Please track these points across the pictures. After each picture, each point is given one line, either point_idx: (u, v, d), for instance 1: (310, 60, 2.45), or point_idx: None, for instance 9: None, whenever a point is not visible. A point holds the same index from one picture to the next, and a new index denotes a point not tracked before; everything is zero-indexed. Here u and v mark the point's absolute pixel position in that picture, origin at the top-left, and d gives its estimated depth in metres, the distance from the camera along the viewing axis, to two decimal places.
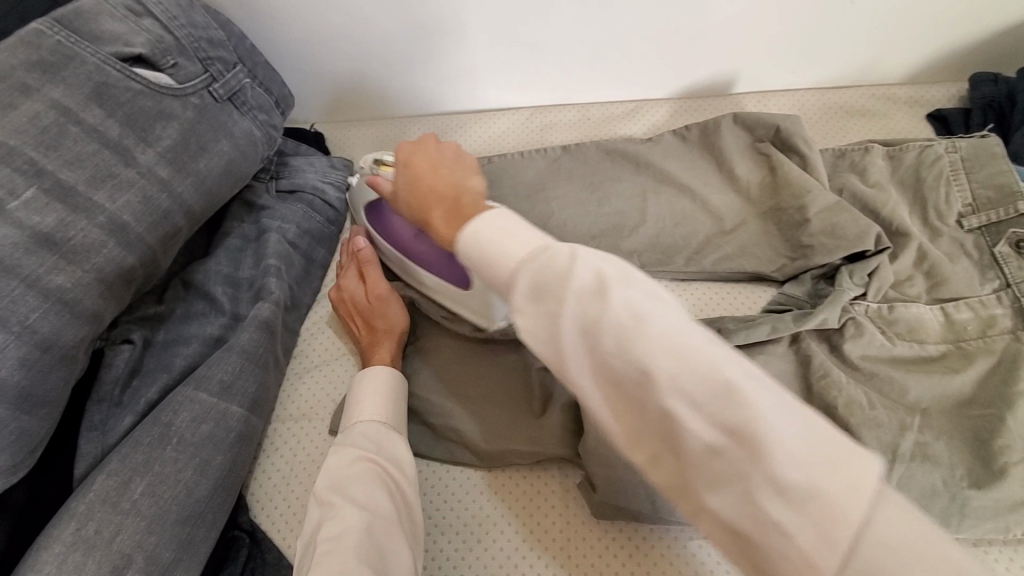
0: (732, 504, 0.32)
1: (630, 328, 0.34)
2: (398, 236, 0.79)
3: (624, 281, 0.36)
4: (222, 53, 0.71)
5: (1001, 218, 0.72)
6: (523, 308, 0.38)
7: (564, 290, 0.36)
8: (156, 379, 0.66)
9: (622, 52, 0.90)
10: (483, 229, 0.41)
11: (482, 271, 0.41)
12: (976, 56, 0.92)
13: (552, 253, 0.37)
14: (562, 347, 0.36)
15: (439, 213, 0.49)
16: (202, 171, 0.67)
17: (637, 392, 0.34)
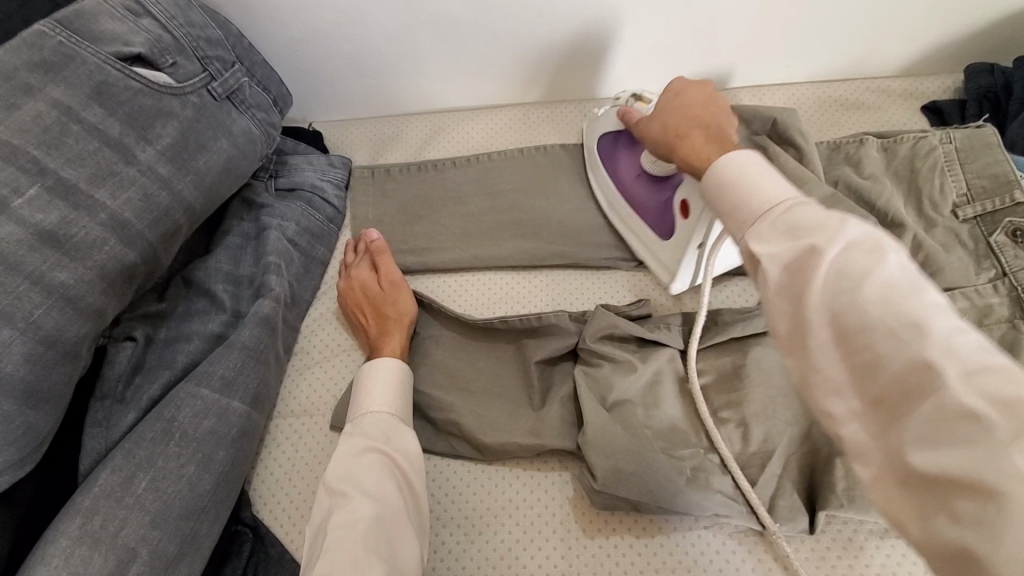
0: (961, 463, 0.31)
1: (895, 283, 0.37)
2: (621, 176, 0.81)
3: (900, 255, 0.38)
4: (219, 52, 0.72)
5: (996, 207, 0.73)
6: (774, 237, 0.43)
7: (831, 233, 0.40)
8: (159, 375, 0.66)
9: (618, 48, 0.90)
10: (746, 164, 0.49)
11: (737, 207, 0.48)
12: (970, 47, 0.92)
13: (816, 208, 0.42)
14: (803, 279, 0.40)
15: (698, 135, 0.61)
16: (202, 169, 0.68)
17: (876, 338, 0.36)
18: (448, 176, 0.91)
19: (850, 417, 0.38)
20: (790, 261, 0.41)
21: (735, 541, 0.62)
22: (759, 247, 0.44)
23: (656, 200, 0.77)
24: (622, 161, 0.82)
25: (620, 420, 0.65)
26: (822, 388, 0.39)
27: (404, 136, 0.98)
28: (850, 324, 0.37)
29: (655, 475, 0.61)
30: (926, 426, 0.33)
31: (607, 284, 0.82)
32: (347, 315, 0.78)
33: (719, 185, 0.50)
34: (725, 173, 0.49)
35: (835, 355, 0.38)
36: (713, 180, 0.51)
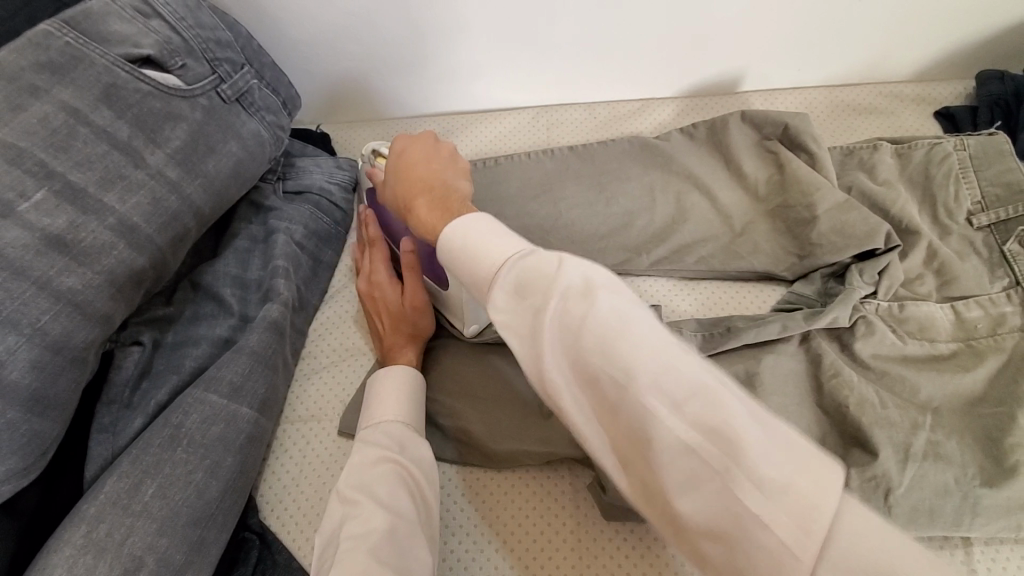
0: (705, 503, 0.32)
1: (615, 326, 0.35)
2: (390, 227, 0.77)
3: (610, 288, 0.37)
4: (229, 54, 0.71)
5: (1009, 216, 0.72)
6: (506, 302, 0.39)
7: (552, 286, 0.37)
8: (165, 381, 0.66)
9: (628, 51, 0.90)
10: (469, 233, 0.44)
11: (468, 270, 0.43)
12: (983, 53, 0.91)
13: (539, 258, 0.39)
14: (541, 344, 0.37)
15: (422, 201, 0.53)
16: (210, 172, 0.67)
17: (612, 391, 0.35)
18: None
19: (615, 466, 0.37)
20: (525, 328, 0.38)
21: None
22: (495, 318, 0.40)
23: (421, 251, 0.73)
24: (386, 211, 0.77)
25: None
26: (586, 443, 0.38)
27: None
28: (588, 380, 0.36)
29: None
30: (672, 475, 0.33)
31: None
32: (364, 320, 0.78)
33: (449, 248, 0.44)
34: (454, 239, 0.44)
35: (588, 412, 0.37)
36: (445, 257, 0.45)
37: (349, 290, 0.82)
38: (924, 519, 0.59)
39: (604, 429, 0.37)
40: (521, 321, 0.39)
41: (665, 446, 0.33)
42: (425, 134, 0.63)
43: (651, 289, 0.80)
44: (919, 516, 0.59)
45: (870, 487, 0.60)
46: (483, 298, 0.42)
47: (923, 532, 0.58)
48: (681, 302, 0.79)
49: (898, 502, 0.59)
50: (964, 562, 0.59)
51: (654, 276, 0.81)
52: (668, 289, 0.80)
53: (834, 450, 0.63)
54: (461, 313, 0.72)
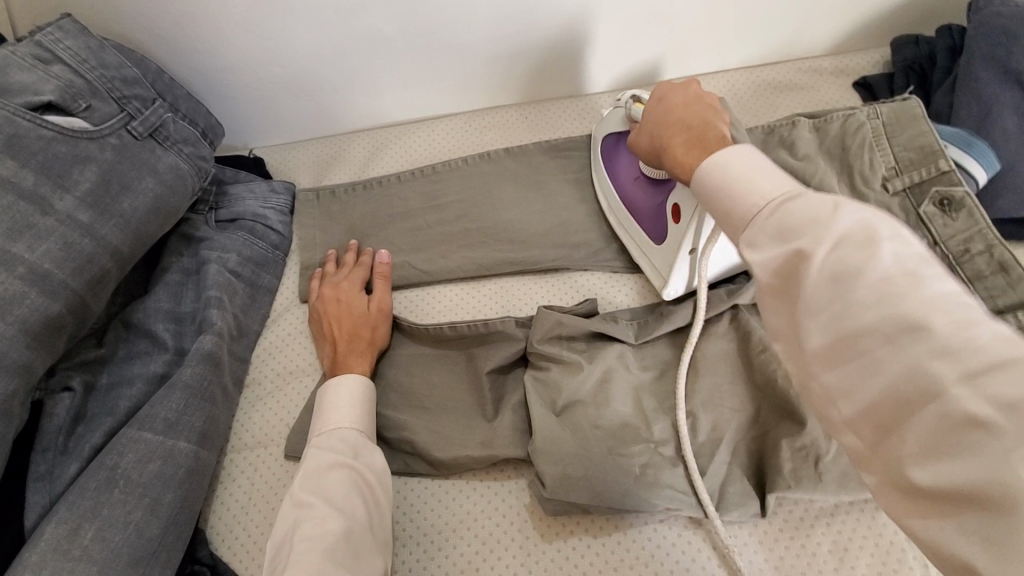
0: (968, 470, 0.31)
1: (902, 279, 0.35)
2: (621, 178, 0.81)
3: (899, 244, 0.37)
4: (137, 90, 0.72)
5: (924, 178, 0.73)
6: (769, 240, 0.41)
7: (823, 229, 0.38)
8: (101, 423, 0.66)
9: (548, 50, 0.91)
10: (732, 160, 0.46)
11: (727, 206, 0.45)
12: (894, 21, 0.93)
13: (812, 201, 0.40)
14: (799, 287, 0.39)
15: (681, 138, 0.55)
16: (127, 211, 0.67)
17: (871, 347, 0.35)
18: (392, 192, 0.90)
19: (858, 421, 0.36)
20: (778, 267, 0.40)
21: (690, 531, 0.63)
22: (751, 255, 0.42)
23: (651, 204, 0.76)
24: (623, 161, 0.81)
25: (570, 424, 0.65)
26: (819, 396, 0.39)
27: (346, 155, 0.97)
28: (841, 330, 0.36)
29: (603, 476, 0.61)
30: (930, 434, 0.33)
31: (557, 287, 0.82)
32: (316, 331, 0.77)
33: (706, 185, 0.47)
34: (715, 176, 0.46)
35: (831, 362, 0.37)
36: (698, 185, 0.48)
37: (291, 312, 0.82)
38: (854, 483, 0.60)
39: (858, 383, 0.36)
40: (777, 259, 0.40)
41: (946, 408, 0.32)
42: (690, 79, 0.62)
43: (588, 283, 0.82)
44: (850, 481, 0.60)
45: (801, 457, 0.61)
46: (740, 234, 0.44)
47: (855, 495, 0.60)
48: (617, 294, 0.81)
49: (828, 468, 0.60)
50: (900, 521, 0.61)
51: (591, 270, 0.82)
52: (604, 283, 0.81)
53: (766, 424, 0.65)
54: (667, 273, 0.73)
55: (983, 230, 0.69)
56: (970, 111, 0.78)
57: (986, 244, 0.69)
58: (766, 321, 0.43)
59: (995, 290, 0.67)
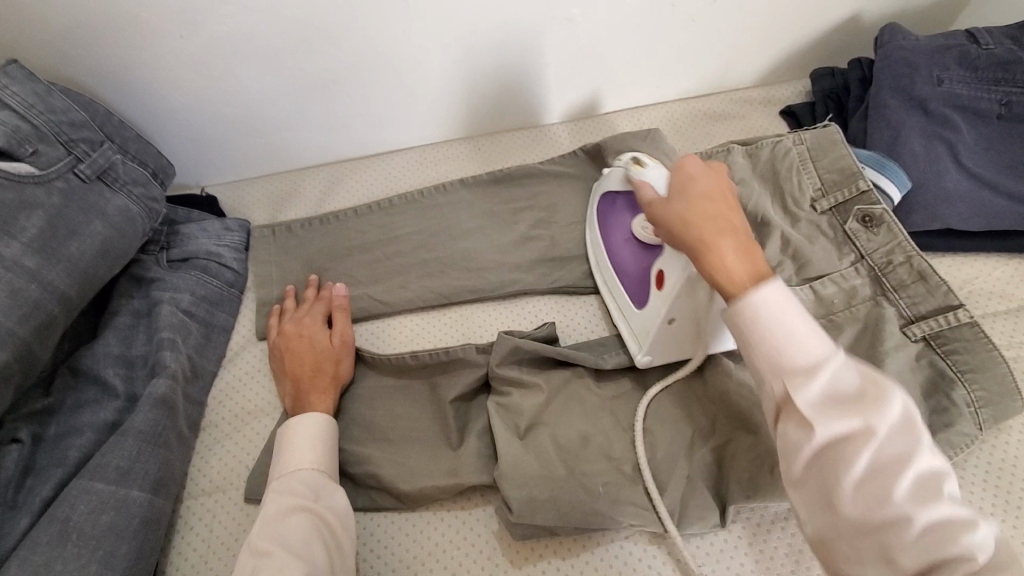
0: None
1: (926, 476, 0.44)
2: (614, 238, 0.78)
3: (923, 434, 0.45)
4: (86, 133, 0.71)
5: (846, 198, 0.80)
6: (818, 401, 0.47)
7: (878, 416, 0.45)
8: (50, 475, 0.63)
9: (498, 87, 0.95)
10: (776, 306, 0.49)
11: (771, 355, 0.49)
12: (812, 55, 1.02)
13: (854, 381, 0.47)
14: (844, 456, 0.45)
15: (729, 244, 0.54)
16: (74, 256, 0.66)
17: (898, 528, 0.43)
18: (350, 226, 0.90)
19: (856, 567, 0.45)
20: (831, 432, 0.46)
21: (657, 546, 0.64)
22: (801, 407, 0.47)
23: (637, 267, 0.74)
24: (616, 220, 0.79)
25: (534, 448, 0.67)
26: (843, 557, 0.46)
27: (303, 190, 0.98)
28: (878, 508, 0.44)
29: (570, 497, 0.63)
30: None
31: (516, 313, 0.84)
32: (276, 369, 0.76)
33: (748, 319, 0.50)
34: (758, 310, 0.49)
35: (862, 534, 0.45)
36: (738, 321, 0.51)
37: (248, 351, 0.81)
38: None
39: (866, 544, 0.45)
40: (824, 424, 0.46)
41: None
42: (718, 162, 0.62)
43: (546, 308, 0.84)
44: None
45: (756, 465, 0.64)
46: (782, 385, 0.48)
47: None
48: (576, 317, 0.83)
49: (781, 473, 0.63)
50: None
51: (549, 294, 0.85)
52: (562, 306, 0.84)
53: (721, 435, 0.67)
54: (642, 340, 0.70)
55: (902, 242, 0.75)
56: (882, 136, 0.85)
57: (905, 255, 0.74)
58: (789, 468, 0.49)
59: (917, 297, 0.72)
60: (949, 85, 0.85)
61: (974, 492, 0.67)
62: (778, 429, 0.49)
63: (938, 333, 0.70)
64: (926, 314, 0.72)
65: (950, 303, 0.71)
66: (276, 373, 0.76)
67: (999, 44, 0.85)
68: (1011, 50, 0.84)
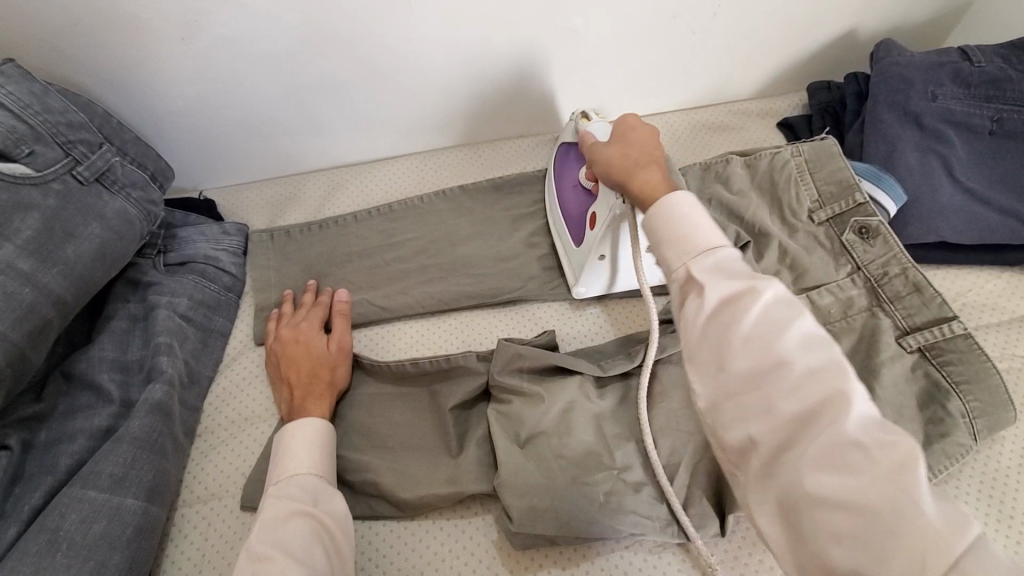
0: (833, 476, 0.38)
1: (809, 334, 0.44)
2: (564, 183, 0.84)
3: (806, 313, 0.46)
4: (84, 135, 0.70)
5: (843, 210, 0.81)
6: (710, 272, 0.50)
7: (764, 282, 0.47)
8: (40, 483, 0.62)
9: (499, 95, 0.95)
10: (685, 206, 0.55)
11: (677, 240, 0.53)
12: (809, 69, 1.04)
13: (739, 266, 0.50)
14: (731, 315, 0.46)
15: (652, 169, 0.62)
16: (70, 258, 0.65)
17: (782, 377, 0.43)
18: (350, 232, 0.90)
19: (749, 432, 0.44)
20: (725, 297, 0.47)
21: (656, 555, 0.64)
22: (700, 279, 0.49)
23: (578, 209, 0.80)
24: (569, 167, 0.84)
25: (535, 456, 0.66)
26: (733, 415, 0.45)
27: (302, 195, 0.97)
28: (763, 364, 0.44)
29: (570, 505, 0.62)
30: (821, 454, 0.39)
31: (516, 320, 0.84)
32: (274, 374, 0.75)
33: (661, 217, 0.55)
34: (672, 210, 0.55)
35: (749, 389, 0.44)
36: (654, 222, 0.56)
37: (245, 356, 0.80)
38: None
39: (763, 417, 0.43)
40: (716, 292, 0.48)
41: (826, 431, 0.39)
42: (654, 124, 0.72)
43: (546, 315, 0.84)
44: None
45: None
46: (686, 263, 0.51)
47: None
48: (576, 324, 0.83)
49: None
50: None
51: (548, 301, 0.85)
52: (562, 314, 0.84)
53: None
54: (577, 274, 0.80)
55: (897, 254, 0.76)
56: (878, 149, 0.87)
57: (901, 267, 0.75)
58: (687, 343, 0.49)
59: (912, 309, 0.73)
60: (942, 101, 0.87)
61: (969, 503, 0.67)
62: (680, 310, 0.51)
63: (933, 345, 0.71)
64: (921, 325, 0.72)
65: (944, 314, 0.72)
66: (273, 378, 0.75)
67: (991, 62, 0.87)
68: (1002, 68, 0.86)
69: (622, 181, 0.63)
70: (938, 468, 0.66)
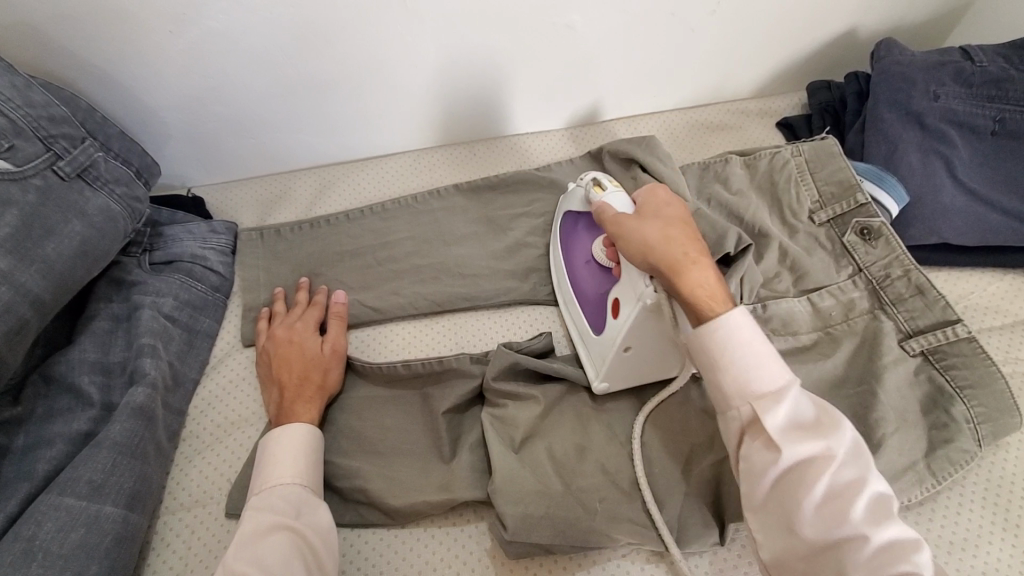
0: None
1: (875, 499, 0.48)
2: (575, 262, 0.76)
3: (874, 477, 0.49)
4: (65, 129, 0.68)
5: (844, 210, 0.80)
6: (780, 425, 0.50)
7: (833, 441, 0.49)
8: (15, 490, 0.59)
9: (495, 93, 0.94)
10: (744, 333, 0.53)
11: (738, 377, 0.53)
12: (809, 68, 1.03)
13: (804, 409, 0.51)
14: (804, 479, 0.49)
15: (698, 269, 0.56)
16: (50, 257, 0.63)
17: (851, 549, 0.46)
18: (341, 231, 0.88)
19: None
20: (794, 464, 0.49)
21: (654, 564, 0.62)
22: (768, 424, 0.50)
23: (596, 291, 0.71)
24: (579, 241, 0.76)
25: (530, 461, 0.65)
26: (799, 573, 0.49)
27: (292, 193, 0.95)
28: (833, 530, 0.47)
29: (566, 514, 0.61)
30: None
31: (511, 322, 0.82)
32: (263, 375, 0.73)
33: (719, 346, 0.53)
34: (727, 337, 0.53)
35: (818, 552, 0.47)
36: (707, 346, 0.54)
37: (233, 357, 0.78)
38: None
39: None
40: (787, 458, 0.49)
41: None
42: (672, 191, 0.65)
43: (542, 317, 0.82)
44: None
45: None
46: (750, 408, 0.52)
47: None
48: None
49: None
50: None
51: (544, 303, 0.83)
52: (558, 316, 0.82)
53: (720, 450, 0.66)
54: (600, 367, 0.67)
55: (900, 256, 0.75)
56: (879, 150, 0.85)
57: (903, 269, 0.74)
58: (751, 492, 0.51)
59: (915, 311, 0.72)
60: (945, 101, 0.86)
61: (972, 511, 0.66)
62: (743, 452, 0.52)
63: (937, 348, 0.70)
64: (924, 328, 0.71)
65: (948, 317, 0.71)
66: (262, 380, 0.73)
67: (993, 61, 0.86)
68: (1004, 68, 0.85)
69: (667, 282, 0.57)
70: (941, 475, 0.65)
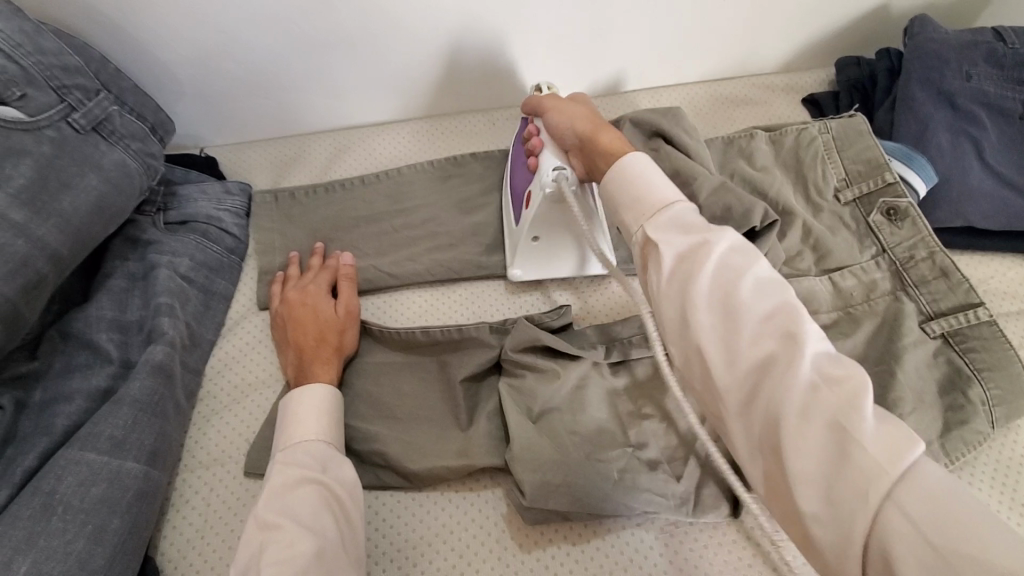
0: (803, 422, 0.39)
1: (762, 280, 0.45)
2: (517, 161, 0.80)
3: (755, 261, 0.46)
4: (80, 80, 0.66)
5: (871, 189, 0.79)
6: (665, 228, 0.50)
7: (719, 236, 0.47)
8: (34, 445, 0.59)
9: (516, 58, 0.91)
10: (635, 169, 0.55)
11: (635, 200, 0.53)
12: (839, 43, 1.00)
13: (687, 217, 0.50)
14: (696, 270, 0.46)
15: (608, 130, 0.63)
16: (67, 210, 0.62)
17: (741, 323, 0.43)
18: (356, 195, 0.87)
19: (718, 400, 0.45)
20: (684, 254, 0.47)
21: (667, 534, 0.63)
22: (659, 233, 0.50)
23: (522, 188, 0.77)
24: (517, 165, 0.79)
25: (547, 431, 0.65)
26: (701, 372, 0.46)
27: (306, 157, 0.93)
28: (726, 310, 0.44)
29: (583, 481, 0.61)
30: (782, 397, 0.40)
31: (528, 292, 0.81)
32: (281, 337, 0.73)
33: (617, 182, 0.56)
34: (625, 171, 0.55)
35: (713, 336, 0.44)
36: (609, 184, 0.56)
37: (248, 320, 0.77)
38: None
39: (726, 378, 0.44)
40: (678, 251, 0.48)
41: (788, 377, 0.40)
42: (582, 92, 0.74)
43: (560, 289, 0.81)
44: None
45: None
46: (642, 225, 0.52)
47: None
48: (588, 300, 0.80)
49: None
50: None
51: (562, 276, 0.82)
52: (576, 288, 0.81)
53: None
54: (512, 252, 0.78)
55: (925, 238, 0.75)
56: (909, 129, 0.84)
57: (928, 251, 0.74)
58: (659, 307, 0.49)
59: (937, 293, 0.72)
60: (977, 82, 0.84)
61: (983, 491, 0.67)
62: (646, 275, 0.51)
63: (957, 331, 0.70)
64: (946, 311, 0.71)
65: (970, 300, 0.71)
66: (280, 343, 0.73)
67: None
68: None
69: (594, 141, 0.63)
70: (955, 454, 0.65)
